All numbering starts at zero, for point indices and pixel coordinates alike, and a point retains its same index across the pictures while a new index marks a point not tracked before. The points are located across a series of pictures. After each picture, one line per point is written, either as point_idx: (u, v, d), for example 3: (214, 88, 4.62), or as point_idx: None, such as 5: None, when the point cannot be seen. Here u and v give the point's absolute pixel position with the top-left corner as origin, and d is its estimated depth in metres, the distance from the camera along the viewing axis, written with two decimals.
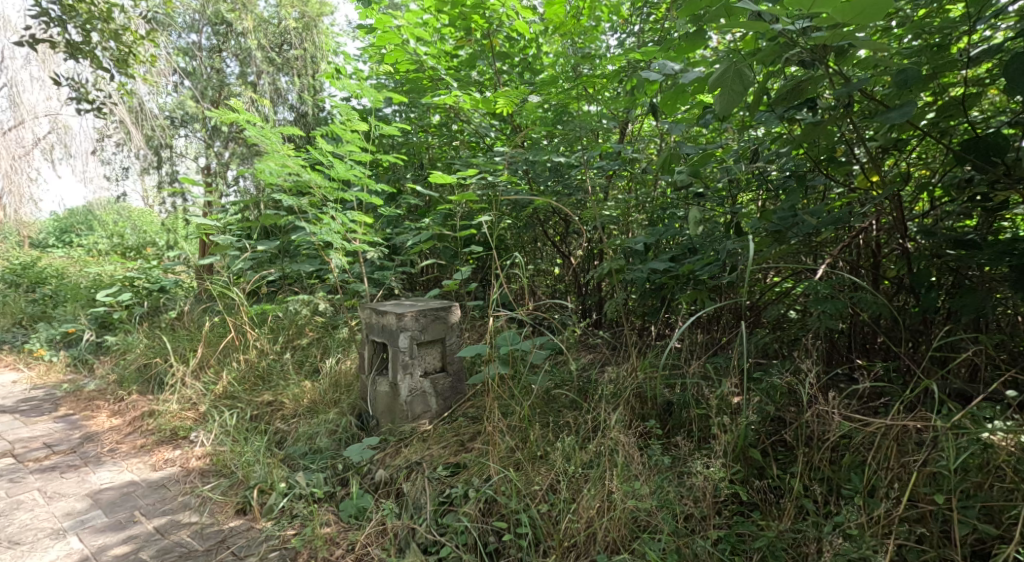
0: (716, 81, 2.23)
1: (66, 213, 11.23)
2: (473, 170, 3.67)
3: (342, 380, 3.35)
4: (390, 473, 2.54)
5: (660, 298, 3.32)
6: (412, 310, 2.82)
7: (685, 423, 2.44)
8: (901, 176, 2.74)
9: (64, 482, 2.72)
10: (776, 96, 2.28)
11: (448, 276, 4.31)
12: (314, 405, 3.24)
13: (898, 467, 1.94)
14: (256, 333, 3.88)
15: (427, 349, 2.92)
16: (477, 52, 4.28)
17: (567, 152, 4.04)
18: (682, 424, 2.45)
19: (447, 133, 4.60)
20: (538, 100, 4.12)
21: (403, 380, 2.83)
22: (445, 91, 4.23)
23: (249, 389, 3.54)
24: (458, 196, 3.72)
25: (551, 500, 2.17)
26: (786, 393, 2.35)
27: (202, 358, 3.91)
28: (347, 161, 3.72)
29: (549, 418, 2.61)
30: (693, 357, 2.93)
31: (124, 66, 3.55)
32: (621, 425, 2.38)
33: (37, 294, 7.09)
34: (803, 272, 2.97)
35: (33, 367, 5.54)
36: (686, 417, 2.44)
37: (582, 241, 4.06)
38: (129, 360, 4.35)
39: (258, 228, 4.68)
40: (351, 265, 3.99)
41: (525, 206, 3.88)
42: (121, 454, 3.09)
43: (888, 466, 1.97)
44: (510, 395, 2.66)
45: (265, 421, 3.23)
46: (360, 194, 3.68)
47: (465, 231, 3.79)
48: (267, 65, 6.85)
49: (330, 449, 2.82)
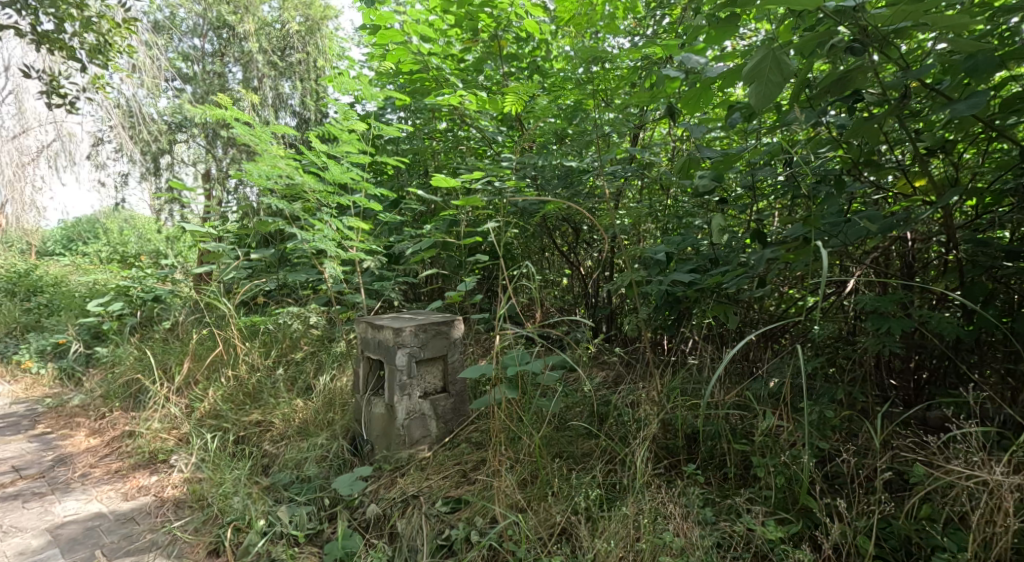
0: (751, 71, 1.93)
1: (74, 221, 11.05)
2: (479, 175, 3.42)
3: (336, 399, 3.11)
4: (383, 509, 2.27)
5: (678, 313, 3.07)
6: (411, 325, 2.57)
7: (716, 456, 2.17)
8: (952, 178, 2.44)
9: (24, 514, 2.47)
10: (821, 89, 1.97)
11: (452, 287, 4.06)
12: (305, 426, 3.00)
13: (999, 526, 1.67)
14: (246, 348, 3.61)
15: (428, 368, 2.66)
16: (484, 54, 4.05)
17: (579, 157, 3.80)
18: (712, 458, 2.20)
19: (452, 137, 4.37)
20: (547, 103, 3.91)
21: (400, 401, 2.57)
22: (450, 92, 4.00)
23: (236, 408, 3.28)
24: (462, 200, 3.35)
25: (563, 549, 1.91)
26: (829, 426, 2.07)
27: (189, 373, 3.67)
28: (344, 163, 3.48)
29: (563, 450, 2.35)
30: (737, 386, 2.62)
31: (98, 56, 3.39)
32: (645, 459, 2.11)
33: (31, 303, 6.89)
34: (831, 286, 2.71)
35: (20, 380, 5.34)
36: (718, 451, 2.18)
37: (595, 251, 3.81)
38: (116, 375, 4.11)
39: (255, 235, 4.46)
40: (349, 275, 3.75)
41: (533, 214, 3.64)
42: (93, 480, 2.84)
43: (985, 524, 1.69)
44: (516, 421, 2.36)
45: (252, 443, 2.99)
46: (359, 199, 3.42)
47: (470, 239, 3.53)
48: (269, 69, 6.67)
49: (319, 478, 2.56)
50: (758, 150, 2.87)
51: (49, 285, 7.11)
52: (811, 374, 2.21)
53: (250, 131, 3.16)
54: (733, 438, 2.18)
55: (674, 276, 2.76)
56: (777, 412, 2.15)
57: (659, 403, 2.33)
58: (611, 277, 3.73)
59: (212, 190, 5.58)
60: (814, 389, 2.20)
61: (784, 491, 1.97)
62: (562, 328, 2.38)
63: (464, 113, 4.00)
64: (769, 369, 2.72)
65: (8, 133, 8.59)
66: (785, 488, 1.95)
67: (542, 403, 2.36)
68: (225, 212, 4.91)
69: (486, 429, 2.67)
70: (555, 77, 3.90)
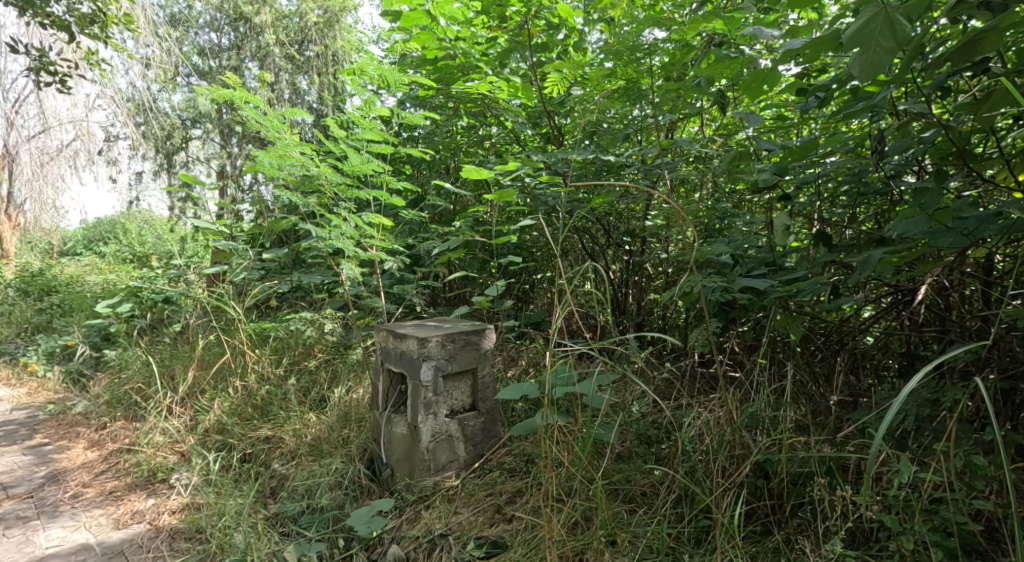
0: (855, 35, 1.60)
1: (95, 221, 10.98)
2: (515, 165, 3.05)
3: (352, 414, 2.83)
4: (407, 552, 1.97)
5: (735, 325, 2.74)
6: (438, 334, 2.28)
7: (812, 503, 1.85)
8: None
9: (3, 543, 2.20)
10: (941, 57, 1.62)
11: (477, 292, 3.76)
12: (318, 444, 2.72)
13: None
14: (256, 355, 3.33)
15: (454, 383, 2.37)
16: (512, 45, 3.60)
17: (617, 152, 3.49)
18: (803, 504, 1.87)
19: (477, 134, 4.02)
20: (581, 92, 3.60)
21: (425, 422, 2.27)
22: (479, 77, 3.70)
23: (242, 423, 3.00)
24: (495, 194, 3.00)
25: None
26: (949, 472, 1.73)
27: (194, 382, 3.40)
28: (364, 152, 3.19)
29: (617, 487, 2.04)
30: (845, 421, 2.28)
31: (87, 27, 3.25)
32: (725, 507, 1.80)
33: (44, 303, 6.70)
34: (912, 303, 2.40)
35: (25, 384, 5.14)
36: (811, 494, 1.85)
37: (631, 254, 3.50)
38: (119, 383, 3.86)
39: (268, 234, 4.20)
40: (367, 278, 3.47)
41: (569, 212, 3.32)
42: (85, 501, 2.57)
43: None
44: (571, 453, 2.03)
45: (260, 463, 2.71)
46: (377, 192, 3.12)
47: (501, 238, 3.21)
48: (286, 63, 6.40)
49: (334, 508, 2.27)
50: (836, 140, 2.50)
51: (61, 284, 6.92)
52: (928, 406, 1.86)
53: (260, 115, 2.90)
54: (828, 481, 1.84)
55: (737, 281, 2.43)
56: (887, 452, 1.81)
57: (731, 432, 2.01)
58: (643, 284, 3.48)
59: (226, 185, 5.34)
60: (929, 421, 1.85)
61: (895, 550, 1.64)
62: (621, 345, 2.07)
63: (490, 102, 3.71)
64: (858, 405, 2.42)
65: (29, 132, 8.45)
66: (900, 548, 1.62)
67: (601, 434, 2.02)
68: (238, 209, 4.66)
69: (522, 454, 2.37)
70: (591, 66, 3.59)
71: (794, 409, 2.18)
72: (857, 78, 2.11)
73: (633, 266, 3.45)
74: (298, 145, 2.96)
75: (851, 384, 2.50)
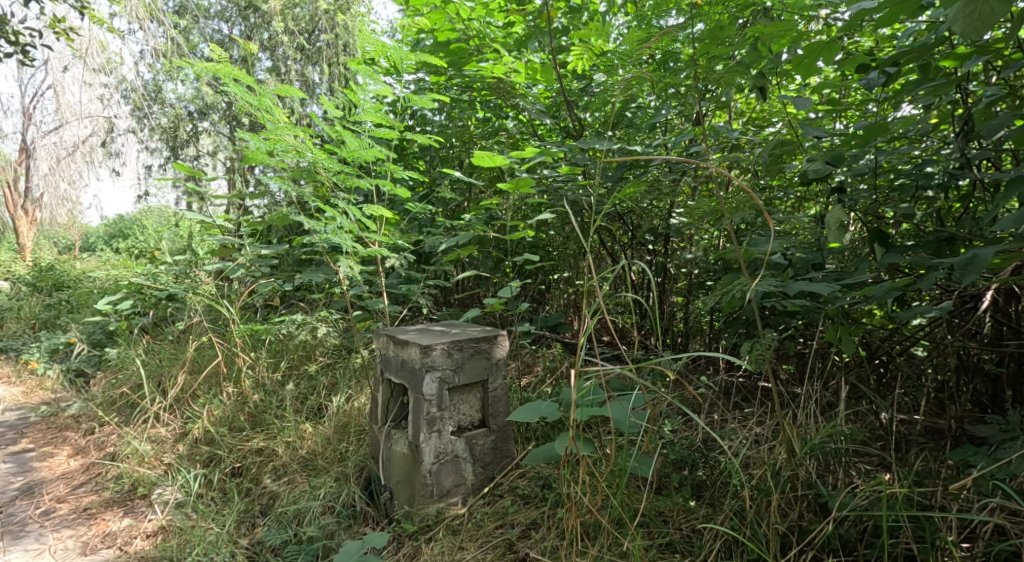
0: None
1: (115, 217, 10.96)
2: (532, 151, 2.74)
3: (351, 425, 2.59)
4: None
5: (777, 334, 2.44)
6: (443, 341, 2.01)
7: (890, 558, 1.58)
8: None
9: None
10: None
11: (489, 292, 3.48)
12: (312, 458, 2.48)
13: None
14: (250, 359, 3.08)
15: (462, 397, 2.10)
16: (531, 29, 3.27)
17: (645, 142, 3.18)
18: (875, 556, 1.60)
19: (492, 125, 3.73)
20: (606, 78, 3.28)
21: (428, 441, 2.01)
22: (495, 58, 3.40)
23: (231, 434, 2.75)
24: (510, 183, 2.70)
25: None
26: None
27: (185, 386, 3.17)
28: (366, 137, 2.92)
29: (652, 527, 1.79)
30: (910, 449, 2.00)
31: None
32: None
33: (52, 299, 6.55)
34: (985, 314, 2.12)
35: (26, 382, 4.96)
36: (893, 550, 1.59)
37: (655, 255, 3.21)
38: (112, 385, 3.64)
39: (269, 228, 3.95)
40: (370, 277, 3.21)
41: (589, 207, 3.02)
42: (55, 521, 2.35)
43: None
44: (598, 487, 1.77)
45: (248, 478, 2.47)
46: (378, 181, 2.85)
47: (518, 234, 2.91)
48: (296, 52, 6.04)
49: (324, 538, 2.03)
50: (912, 122, 2.16)
51: (70, 279, 6.77)
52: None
53: (249, 95, 2.66)
54: (918, 538, 1.58)
55: (790, 284, 2.05)
56: (986, 503, 1.54)
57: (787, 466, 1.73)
58: (668, 285, 3.19)
59: (231, 179, 5.07)
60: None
61: None
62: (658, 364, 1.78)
63: (507, 88, 3.33)
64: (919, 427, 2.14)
65: (48, 127, 8.34)
66: None
67: (637, 466, 1.73)
68: (242, 203, 4.39)
69: (537, 479, 2.11)
70: (617, 49, 3.27)
71: (853, 436, 1.91)
72: (938, 44, 1.77)
73: (656, 270, 3.16)
74: (291, 129, 2.69)
75: (911, 403, 2.21)
